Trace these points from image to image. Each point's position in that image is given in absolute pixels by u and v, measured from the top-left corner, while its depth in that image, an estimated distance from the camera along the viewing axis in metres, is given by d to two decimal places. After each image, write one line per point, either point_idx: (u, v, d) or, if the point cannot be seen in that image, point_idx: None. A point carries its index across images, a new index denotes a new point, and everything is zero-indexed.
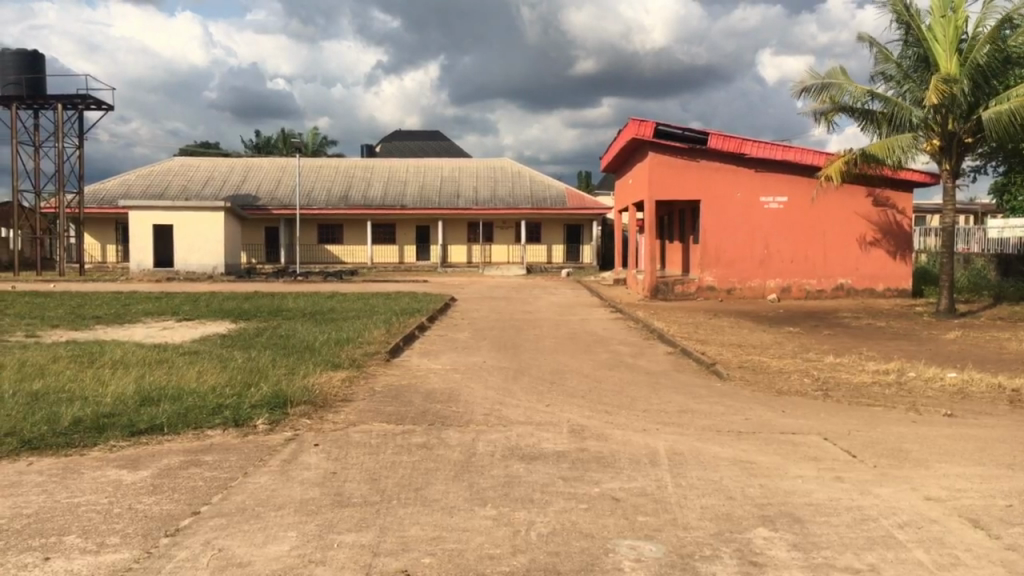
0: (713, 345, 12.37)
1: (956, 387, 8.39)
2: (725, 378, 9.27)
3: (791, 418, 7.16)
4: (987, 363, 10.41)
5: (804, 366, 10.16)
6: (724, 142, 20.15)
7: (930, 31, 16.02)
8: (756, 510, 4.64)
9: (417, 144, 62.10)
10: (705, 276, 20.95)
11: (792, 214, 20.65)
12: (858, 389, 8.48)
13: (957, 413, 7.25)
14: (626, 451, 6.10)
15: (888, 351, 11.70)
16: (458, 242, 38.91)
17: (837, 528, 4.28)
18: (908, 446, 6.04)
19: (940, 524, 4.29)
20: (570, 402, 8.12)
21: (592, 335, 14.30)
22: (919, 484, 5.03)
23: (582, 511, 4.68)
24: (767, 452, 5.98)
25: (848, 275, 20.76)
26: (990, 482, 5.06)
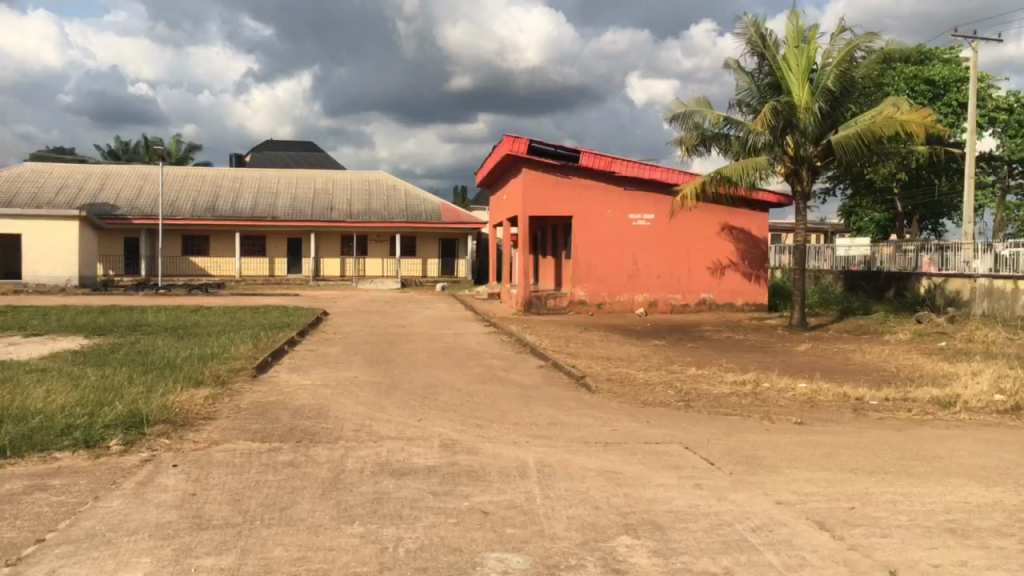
0: (583, 358, 12.64)
1: (806, 396, 8.89)
2: (594, 390, 9.50)
3: (654, 429, 7.38)
4: (834, 373, 11.06)
5: (668, 377, 10.52)
6: (595, 160, 20.64)
7: (783, 62, 16.99)
8: (620, 518, 4.76)
9: (289, 155, 60.48)
10: (577, 290, 21.33)
11: (658, 231, 21.40)
12: (718, 399, 8.86)
13: (807, 421, 7.69)
14: (496, 464, 6.14)
15: (745, 363, 12.23)
16: (331, 255, 38.25)
17: (696, 534, 4.45)
18: (762, 453, 6.34)
19: (790, 527, 4.52)
20: (442, 417, 8.09)
21: (465, 349, 14.34)
22: (770, 489, 5.29)
23: (450, 526, 4.67)
24: (632, 462, 6.14)
25: (711, 289, 21.69)
26: (835, 486, 5.38)
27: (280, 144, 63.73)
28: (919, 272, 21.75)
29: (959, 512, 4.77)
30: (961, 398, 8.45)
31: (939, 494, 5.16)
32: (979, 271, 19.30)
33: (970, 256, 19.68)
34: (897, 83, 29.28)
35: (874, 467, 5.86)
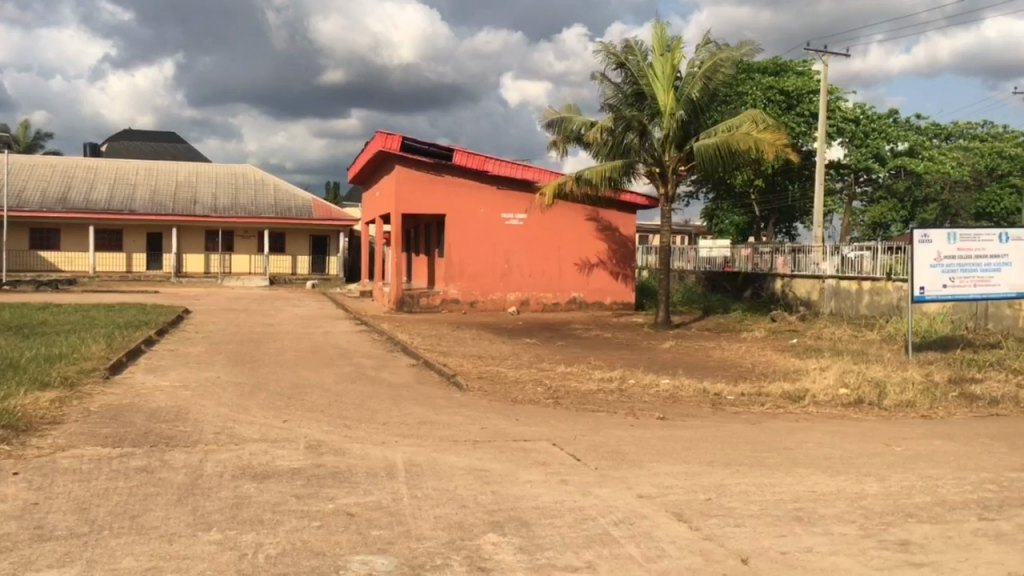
0: (454, 356, 12.64)
1: (668, 392, 9.20)
2: (465, 388, 9.50)
3: (523, 427, 7.44)
4: (695, 369, 11.50)
5: (537, 375, 10.66)
6: (468, 159, 20.66)
7: (649, 68, 17.51)
8: (486, 516, 4.77)
9: (149, 146, 57.68)
10: (449, 289, 21.28)
11: (530, 231, 21.66)
12: (585, 396, 9.04)
13: (669, 416, 7.95)
14: (363, 465, 6.04)
15: (612, 360, 12.53)
16: (194, 250, 36.74)
17: (560, 529, 4.51)
18: (626, 448, 6.51)
19: (650, 519, 4.65)
20: (309, 417, 7.90)
21: (334, 347, 14.08)
22: (633, 483, 5.43)
23: (313, 529, 4.56)
24: (500, 460, 6.18)
25: (580, 288, 22.15)
26: (694, 478, 5.58)
27: (138, 134, 60.88)
28: (773, 272, 22.90)
29: (806, 500, 5.04)
30: (810, 392, 8.94)
31: (789, 483, 5.44)
32: (827, 272, 20.49)
33: (819, 258, 20.89)
34: (754, 92, 30.72)
35: (729, 460, 6.11)
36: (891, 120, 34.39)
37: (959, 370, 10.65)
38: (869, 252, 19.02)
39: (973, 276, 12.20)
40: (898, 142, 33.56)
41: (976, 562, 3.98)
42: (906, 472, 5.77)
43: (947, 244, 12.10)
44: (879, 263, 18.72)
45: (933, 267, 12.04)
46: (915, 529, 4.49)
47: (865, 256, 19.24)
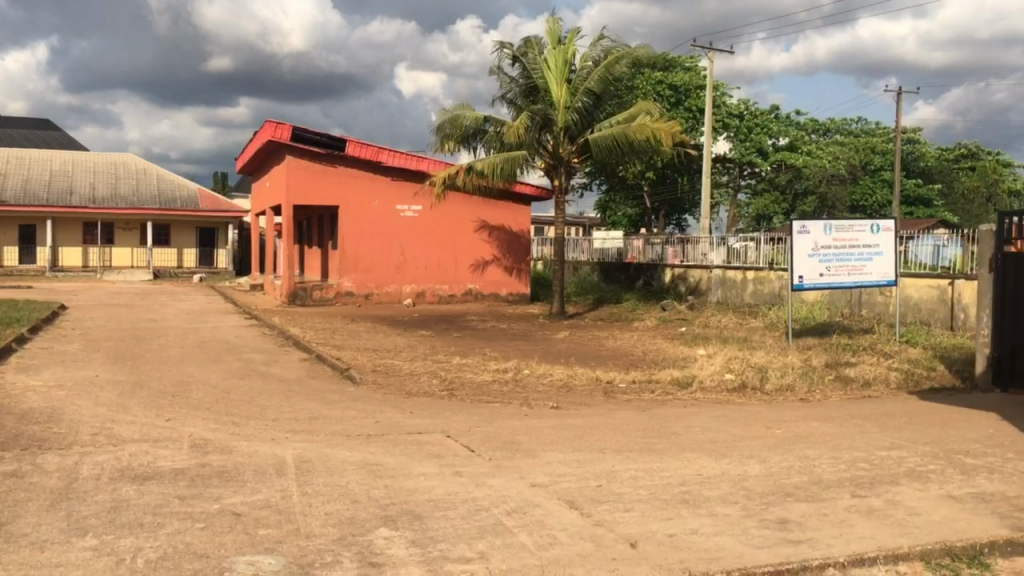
0: (348, 349, 12.44)
1: (562, 381, 9.32)
2: (358, 382, 9.37)
3: (417, 419, 7.39)
4: (589, 359, 11.69)
5: (432, 367, 10.59)
6: (361, 150, 20.32)
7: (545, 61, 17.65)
8: (379, 511, 4.71)
9: (20, 132, 54.44)
10: (343, 281, 20.92)
11: (425, 222, 21.52)
12: (480, 387, 9.07)
13: (562, 405, 8.04)
14: (251, 463, 5.87)
15: (508, 351, 12.58)
16: (71, 243, 34.94)
17: (452, 521, 4.49)
18: (519, 438, 6.54)
19: (542, 508, 4.69)
20: (194, 415, 7.63)
21: (222, 342, 13.63)
22: (526, 473, 5.46)
23: (197, 531, 4.40)
24: (393, 453, 6.12)
25: (475, 280, 22.18)
26: (585, 465, 5.66)
27: (9, 120, 57.49)
28: (664, 262, 23.49)
29: (692, 483, 5.19)
30: (697, 378, 9.22)
31: (676, 467, 5.58)
32: (714, 262, 21.15)
33: (706, 248, 21.56)
34: (645, 86, 31.38)
35: (619, 446, 6.23)
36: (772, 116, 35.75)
37: (836, 354, 11.18)
38: (753, 242, 19.76)
39: (848, 265, 12.79)
40: (780, 137, 34.98)
41: (848, 538, 4.17)
42: (786, 453, 6.01)
43: (824, 234, 12.70)
44: (762, 253, 19.47)
45: (811, 256, 12.66)
46: (794, 508, 4.68)
47: (750, 247, 19.98)
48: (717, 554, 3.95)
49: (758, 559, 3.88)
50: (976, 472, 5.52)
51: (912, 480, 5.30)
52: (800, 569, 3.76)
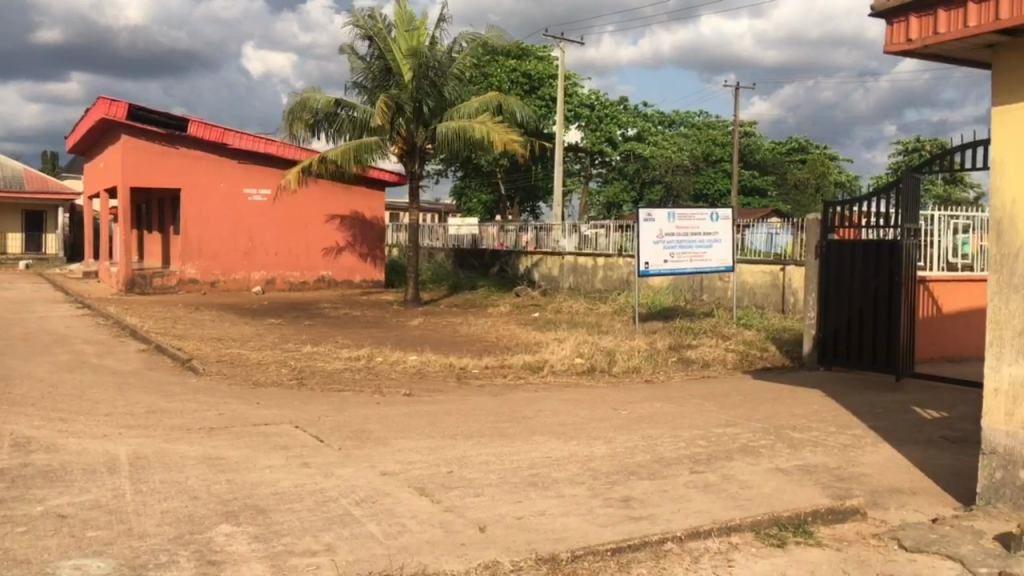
0: (191, 339, 11.88)
1: (414, 368, 9.28)
2: (201, 373, 8.96)
3: (263, 410, 7.14)
4: (442, 345, 11.68)
5: (281, 356, 10.28)
6: (205, 131, 19.35)
7: (392, 44, 17.35)
8: (220, 507, 4.52)
9: None
10: (187, 268, 19.95)
11: (275, 207, 20.86)
12: (330, 375, 8.88)
13: (414, 392, 7.98)
14: (80, 462, 5.49)
15: (359, 339, 12.39)
16: None
17: (298, 514, 4.37)
18: (371, 426, 6.46)
19: (392, 496, 4.64)
20: (16, 413, 7.07)
21: (50, 334, 12.71)
22: (376, 461, 5.39)
23: (17, 536, 4.08)
24: (237, 446, 5.89)
25: (328, 267, 21.74)
26: (437, 452, 5.64)
27: None
28: (517, 249, 23.78)
29: (541, 466, 5.27)
30: (548, 362, 9.40)
31: (526, 451, 5.66)
32: (566, 249, 21.60)
33: (559, 236, 21.98)
34: (499, 74, 31.58)
35: (471, 432, 6.26)
36: (622, 106, 36.79)
37: (679, 337, 11.67)
38: (603, 230, 20.30)
39: (690, 251, 13.36)
40: (628, 127, 36.06)
41: (687, 512, 4.36)
42: (631, 433, 6.21)
43: (668, 222, 13.17)
44: (612, 241, 20.05)
45: (656, 244, 13.09)
46: (637, 485, 4.84)
47: (599, 235, 20.50)
48: (563, 534, 4.03)
49: (602, 537, 3.98)
50: (802, 445, 5.90)
51: (746, 455, 5.60)
52: (641, 545, 3.88)
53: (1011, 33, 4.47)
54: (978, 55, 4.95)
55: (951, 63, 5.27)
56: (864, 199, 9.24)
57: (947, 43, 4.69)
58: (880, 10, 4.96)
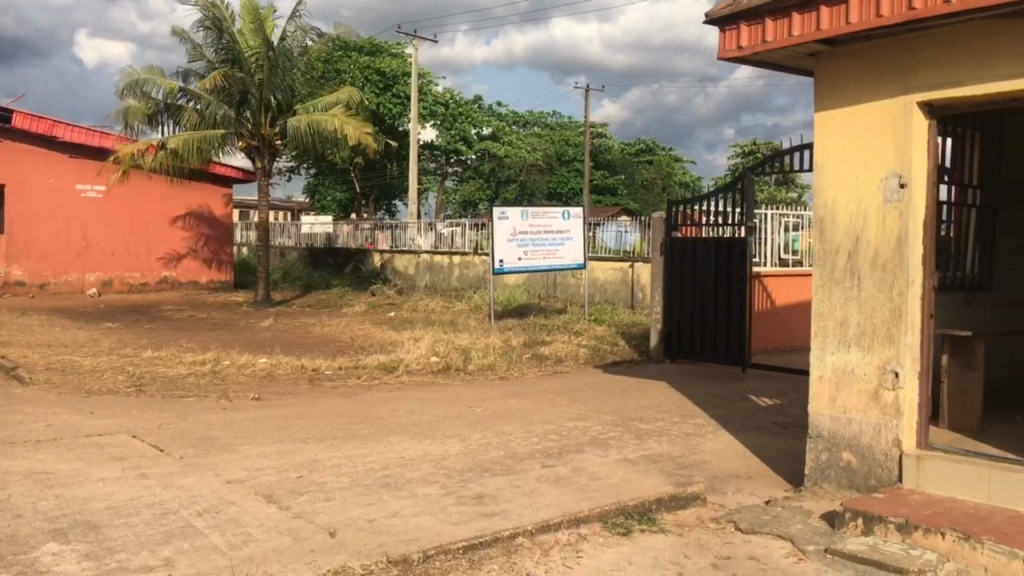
0: (15, 346, 11.01)
1: (264, 370, 8.98)
2: (27, 382, 8.33)
3: (98, 420, 6.72)
4: (294, 346, 11.36)
5: (119, 362, 9.70)
6: (31, 123, 17.93)
7: (238, 36, 16.63)
8: (47, 524, 4.22)
9: None
10: (12, 270, 18.45)
11: (111, 205, 19.73)
12: (172, 381, 8.45)
13: (264, 396, 7.73)
14: None
15: (206, 342, 11.87)
16: None
17: (134, 528, 4.13)
18: (216, 432, 6.20)
19: (237, 505, 4.46)
20: None
21: None
22: (221, 469, 5.18)
23: None
24: (67, 459, 5.51)
25: (171, 268, 20.79)
26: (286, 457, 5.48)
27: None
28: (373, 248, 23.49)
29: (394, 467, 5.21)
30: (403, 361, 9.33)
31: (379, 452, 5.58)
32: (422, 248, 21.52)
33: (415, 233, 21.88)
34: (351, 71, 31.14)
35: (322, 434, 6.11)
36: (477, 105, 36.94)
37: (533, 334, 11.84)
38: (460, 228, 20.35)
39: (543, 249, 13.58)
40: (483, 127, 36.24)
41: (539, 506, 4.43)
42: (484, 430, 6.25)
43: (521, 221, 13.36)
44: (468, 239, 20.13)
45: (510, 241, 13.28)
46: (490, 482, 4.87)
47: (456, 233, 20.54)
48: (415, 534, 4.01)
49: (454, 535, 3.98)
50: (648, 436, 6.11)
51: (596, 447, 5.74)
52: (492, 541, 3.91)
53: (830, 43, 4.78)
54: (802, 63, 5.27)
55: (775, 69, 5.57)
56: (707, 197, 9.67)
57: (775, 51, 4.96)
58: (713, 18, 5.17)
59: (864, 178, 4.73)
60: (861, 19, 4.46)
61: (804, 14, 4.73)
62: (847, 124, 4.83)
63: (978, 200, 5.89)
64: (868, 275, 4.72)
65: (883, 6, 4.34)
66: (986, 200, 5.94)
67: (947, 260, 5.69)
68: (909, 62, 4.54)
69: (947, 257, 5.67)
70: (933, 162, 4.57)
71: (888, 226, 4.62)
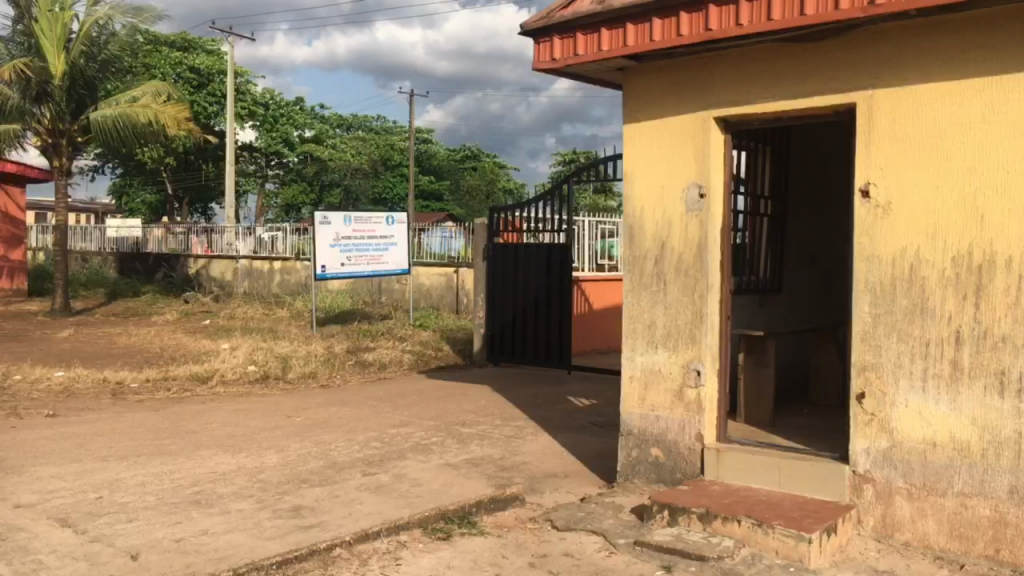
0: None
1: (61, 385, 8.30)
2: None
3: None
4: (96, 358, 10.57)
5: None
6: None
7: (35, 24, 15.32)
8: None
9: None
10: None
11: None
12: None
13: (60, 412, 7.15)
14: None
15: None
16: None
17: None
18: (2, 453, 5.67)
19: (26, 531, 4.11)
20: None
21: None
22: (8, 493, 4.74)
23: None
24: None
25: None
26: (84, 477, 5.10)
27: None
28: (188, 253, 22.36)
29: (205, 482, 4.97)
30: (218, 371, 8.92)
31: (189, 468, 5.31)
32: (240, 253, 20.71)
33: (232, 238, 21.03)
34: (162, 65, 29.46)
35: (125, 452, 5.73)
36: (300, 106, 35.95)
37: (356, 340, 11.64)
38: (280, 233, 19.72)
39: (366, 255, 13.40)
40: (306, 128, 35.33)
41: (358, 516, 4.35)
42: (303, 440, 6.09)
43: (344, 225, 13.14)
44: (289, 244, 19.55)
45: (332, 247, 13.02)
46: (308, 493, 4.75)
47: (277, 237, 19.90)
48: (226, 552, 3.84)
49: (268, 550, 3.85)
50: (469, 440, 6.16)
51: (417, 453, 5.73)
52: (308, 554, 3.81)
53: (636, 58, 5.03)
54: (611, 77, 5.50)
55: (587, 82, 5.79)
56: (528, 204, 9.86)
57: (585, 64, 5.15)
58: (527, 29, 5.31)
59: (668, 188, 5.00)
60: (663, 38, 4.71)
61: (612, 29, 4.94)
62: (653, 137, 5.09)
63: (769, 209, 6.40)
64: (672, 280, 4.99)
65: (684, 26, 4.61)
66: (776, 210, 6.45)
67: (743, 265, 6.14)
68: (707, 80, 4.84)
69: (742, 262, 6.12)
70: (728, 174, 4.90)
71: (690, 234, 4.90)
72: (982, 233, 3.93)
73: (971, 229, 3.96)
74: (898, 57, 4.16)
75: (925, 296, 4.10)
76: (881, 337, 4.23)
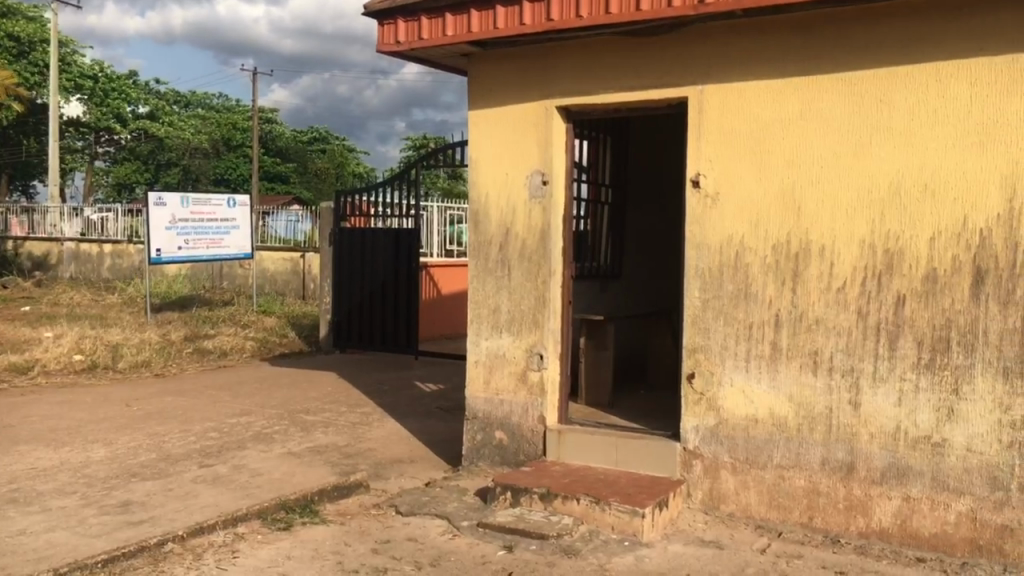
0: None
1: None
2: None
3: None
4: None
5: None
6: None
7: None
8: None
9: None
10: None
11: None
12: None
13: None
14: None
15: None
16: None
17: None
18: None
19: None
20: None
21: None
22: None
23: None
24: None
25: None
26: None
27: None
28: (7, 234, 20.67)
29: (22, 480, 4.63)
30: (40, 361, 8.32)
31: (5, 465, 4.93)
32: (66, 235, 19.34)
33: (57, 219, 19.59)
34: None
35: None
36: (132, 80, 33.83)
37: (194, 327, 11.14)
38: (111, 214, 18.54)
39: (206, 238, 12.83)
40: (139, 104, 33.28)
41: (192, 509, 4.19)
42: (134, 432, 5.78)
43: (181, 207, 12.53)
44: (121, 226, 18.42)
45: (168, 229, 12.39)
46: (139, 488, 4.52)
47: (107, 219, 18.70)
48: (45, 552, 3.60)
49: (92, 549, 3.64)
50: (313, 428, 6.04)
51: (258, 442, 5.57)
52: (137, 551, 3.63)
53: (480, 45, 5.05)
54: (456, 61, 5.50)
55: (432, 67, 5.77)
56: (375, 189, 9.73)
57: (430, 48, 5.13)
58: (371, 10, 5.23)
59: (512, 173, 5.06)
60: (505, 26, 4.76)
61: (456, 15, 4.95)
62: (498, 125, 5.14)
63: (610, 198, 6.61)
64: (516, 266, 5.07)
65: (526, 15, 4.68)
66: (616, 198, 6.67)
67: (584, 252, 6.32)
68: (549, 69, 4.94)
69: (583, 249, 6.29)
70: (569, 162, 5.01)
71: (533, 220, 4.99)
72: (799, 224, 4.21)
73: (788, 219, 4.25)
74: (725, 55, 4.39)
75: (748, 282, 4.36)
76: (709, 320, 4.47)
